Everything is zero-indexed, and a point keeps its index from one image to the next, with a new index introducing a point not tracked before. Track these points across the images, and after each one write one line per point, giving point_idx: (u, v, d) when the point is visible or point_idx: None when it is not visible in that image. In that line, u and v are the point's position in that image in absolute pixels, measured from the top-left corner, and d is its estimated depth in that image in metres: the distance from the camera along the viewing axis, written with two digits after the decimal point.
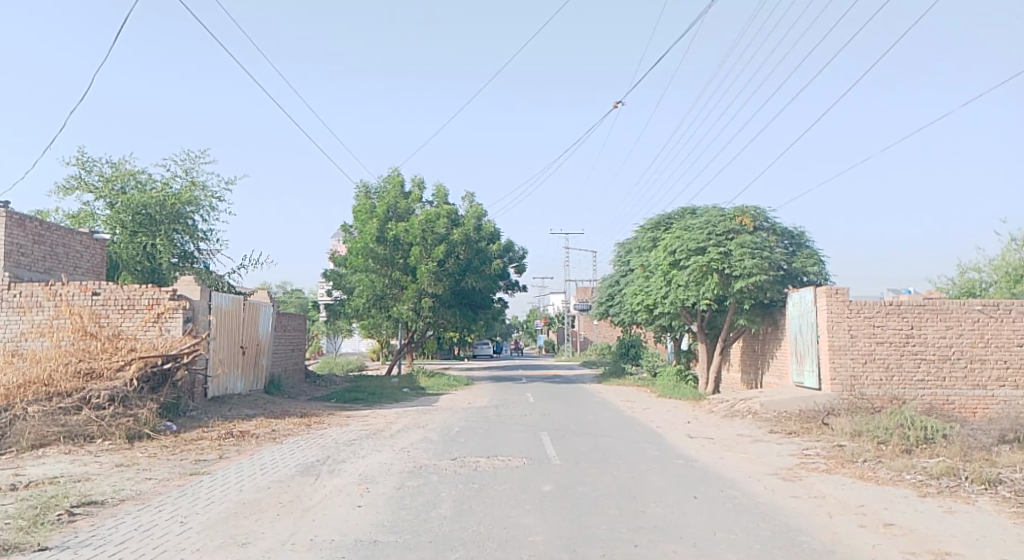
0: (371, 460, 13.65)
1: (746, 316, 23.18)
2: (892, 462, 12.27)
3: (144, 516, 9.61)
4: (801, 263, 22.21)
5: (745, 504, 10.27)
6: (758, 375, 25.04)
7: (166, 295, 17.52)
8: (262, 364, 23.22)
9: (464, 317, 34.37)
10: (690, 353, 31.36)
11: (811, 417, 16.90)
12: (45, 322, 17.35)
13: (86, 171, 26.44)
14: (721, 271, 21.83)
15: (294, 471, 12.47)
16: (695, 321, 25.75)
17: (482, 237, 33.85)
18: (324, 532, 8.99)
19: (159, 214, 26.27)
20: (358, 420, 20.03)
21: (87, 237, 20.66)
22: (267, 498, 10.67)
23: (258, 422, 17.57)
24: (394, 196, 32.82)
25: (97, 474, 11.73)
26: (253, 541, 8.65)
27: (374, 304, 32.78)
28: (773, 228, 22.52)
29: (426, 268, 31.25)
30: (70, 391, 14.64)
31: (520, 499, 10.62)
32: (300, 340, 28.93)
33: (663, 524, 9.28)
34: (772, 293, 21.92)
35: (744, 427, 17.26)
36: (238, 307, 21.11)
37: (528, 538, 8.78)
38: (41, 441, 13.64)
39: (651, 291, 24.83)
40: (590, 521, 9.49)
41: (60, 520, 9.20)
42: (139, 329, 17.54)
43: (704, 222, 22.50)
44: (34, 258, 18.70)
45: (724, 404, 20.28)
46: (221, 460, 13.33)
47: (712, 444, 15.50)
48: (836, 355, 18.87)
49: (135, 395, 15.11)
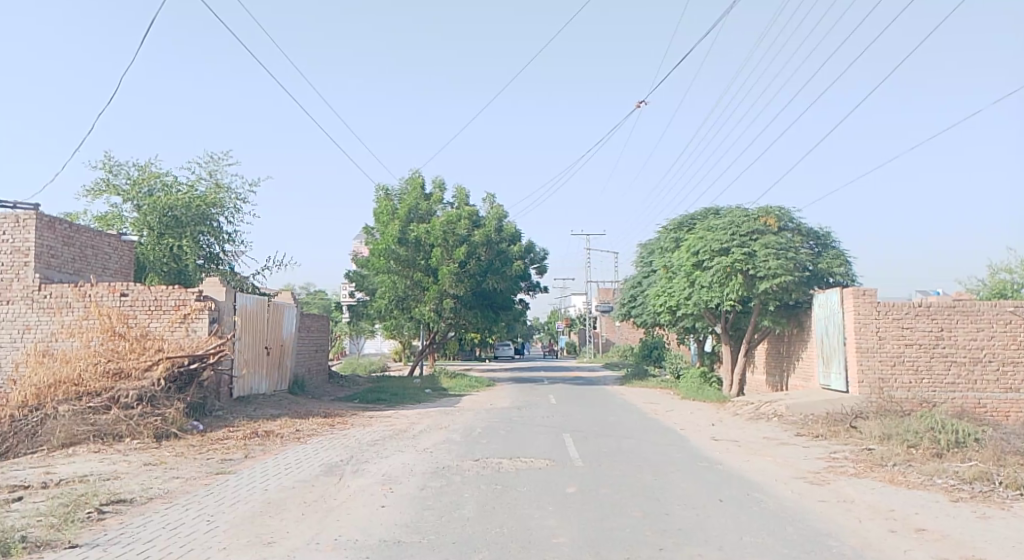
0: (394, 460, 13.67)
1: (771, 317, 22.99)
2: (922, 466, 12.11)
3: (171, 514, 9.69)
4: (827, 264, 21.97)
5: (772, 508, 10.20)
6: (783, 378, 24.82)
7: (192, 296, 17.65)
8: (286, 365, 23.35)
9: (485, 318, 34.35)
10: (713, 354, 31.19)
11: (839, 420, 16.70)
12: (74, 322, 17.53)
13: (113, 174, 26.71)
14: (746, 272, 21.68)
15: (319, 471, 12.52)
16: (718, 323, 25.56)
17: (503, 238, 33.83)
18: (348, 532, 9.00)
19: (185, 217, 26.48)
20: (380, 420, 20.08)
21: (115, 239, 20.78)
22: (291, 497, 10.71)
23: (282, 422, 17.66)
24: (416, 198, 32.94)
25: (125, 473, 11.83)
26: (279, 539, 8.69)
27: (397, 305, 32.94)
28: (797, 228, 22.36)
29: (447, 269, 31.27)
30: (99, 391, 14.84)
31: (545, 501, 10.62)
32: (324, 340, 29.07)
33: (690, 528, 9.23)
34: (798, 294, 21.73)
35: (770, 429, 17.11)
36: (263, 308, 21.23)
37: (551, 539, 8.78)
38: (71, 441, 13.87)
39: (674, 292, 24.70)
40: (615, 523, 9.46)
41: (90, 517, 9.29)
42: (166, 330, 17.68)
43: (727, 222, 22.34)
44: (64, 260, 18.83)
45: (749, 406, 20.12)
46: (246, 459, 13.42)
47: (736, 447, 15.39)
48: (863, 358, 18.67)
49: (163, 395, 15.19)
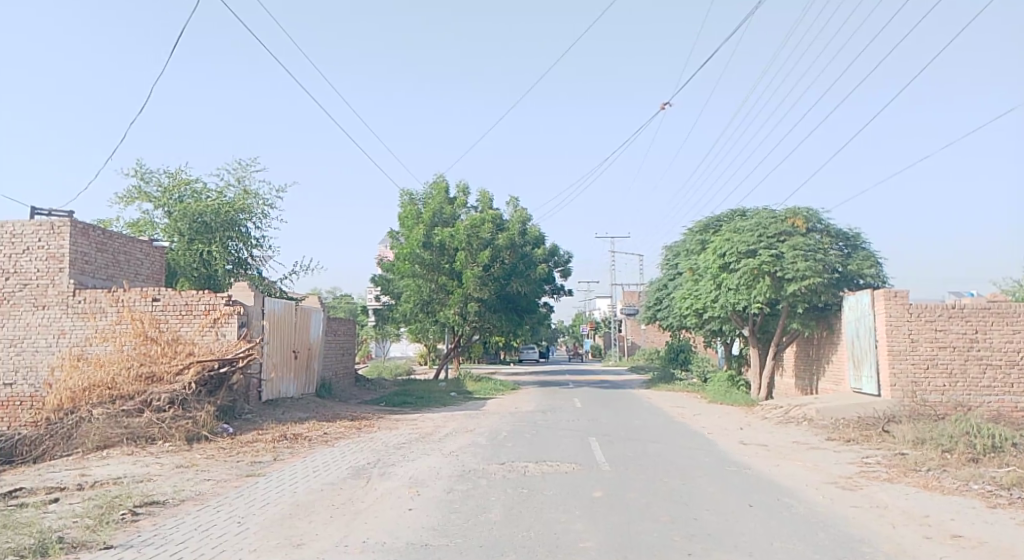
0: (421, 464, 13.69)
1: (800, 320, 22.80)
2: (957, 471, 11.94)
3: (203, 516, 9.77)
4: (857, 266, 21.69)
5: (803, 513, 10.10)
6: (813, 381, 24.62)
7: (221, 300, 17.82)
8: (313, 368, 23.52)
9: (510, 322, 34.34)
10: (741, 358, 31.00)
11: (871, 424, 16.52)
12: (108, 327, 17.75)
13: (145, 182, 27.01)
14: (774, 274, 21.54)
15: (347, 474, 12.57)
16: (746, 326, 25.39)
17: (527, 242, 33.83)
18: (376, 535, 9.03)
19: (214, 223, 26.71)
20: (406, 424, 20.13)
21: (147, 245, 21.00)
22: (319, 500, 10.77)
23: (310, 425, 17.76)
24: (440, 202, 33.04)
25: (158, 475, 11.95)
26: (308, 542, 8.74)
27: (421, 309, 33.04)
28: (826, 229, 22.06)
29: (472, 273, 31.32)
30: (132, 394, 15.09)
31: (571, 504, 10.60)
32: (351, 344, 29.23)
33: (718, 533, 9.16)
34: (827, 296, 21.54)
35: (799, 434, 16.96)
36: (290, 312, 21.37)
37: (578, 544, 8.75)
38: (105, 444, 14.19)
39: (700, 295, 24.56)
40: (642, 528, 9.42)
41: (124, 519, 9.39)
42: (196, 334, 17.84)
43: (754, 223, 22.19)
44: (97, 266, 19.05)
45: (778, 410, 19.97)
46: (275, 462, 13.50)
47: (766, 452, 15.26)
48: (896, 361, 18.45)
49: (194, 399, 15.31)
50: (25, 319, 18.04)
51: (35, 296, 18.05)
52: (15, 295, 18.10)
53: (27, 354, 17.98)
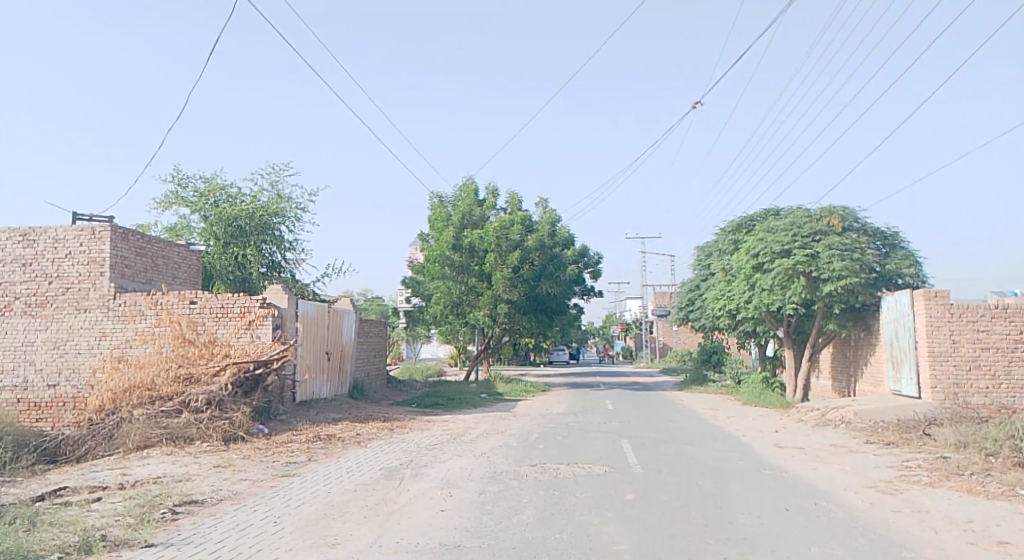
0: (453, 465, 13.70)
1: (836, 321, 22.50)
2: (1001, 476, 11.71)
3: (240, 515, 9.85)
4: (895, 265, 21.36)
5: (841, 517, 9.96)
6: (850, 383, 24.32)
7: (256, 303, 17.97)
8: (346, 370, 23.66)
9: (540, 324, 34.28)
10: (776, 359, 30.69)
11: (911, 427, 16.27)
12: (147, 329, 17.98)
13: (181, 187, 27.34)
14: (809, 274, 21.30)
15: (380, 475, 12.61)
16: (780, 327, 25.13)
17: (556, 243, 33.71)
18: (410, 536, 9.05)
19: (249, 227, 27.00)
20: (438, 424, 20.17)
21: (184, 249, 21.23)
22: (353, 500, 10.81)
23: (343, 426, 17.86)
24: (469, 204, 33.10)
25: (196, 474, 12.08)
26: (343, 541, 8.77)
27: (451, 311, 33.07)
28: (863, 228, 21.79)
29: (501, 274, 31.32)
30: (171, 395, 15.26)
31: (604, 507, 10.53)
32: (382, 345, 29.36)
33: (755, 537, 9.06)
34: (864, 296, 21.25)
35: (837, 437, 16.73)
36: (323, 314, 21.52)
37: (611, 547, 8.70)
38: (145, 443, 14.46)
39: (734, 295, 24.36)
40: (677, 531, 9.34)
41: (164, 517, 9.49)
42: (232, 336, 18.01)
43: (788, 222, 21.97)
44: (136, 270, 19.30)
45: (814, 413, 19.73)
46: (309, 462, 13.58)
47: (802, 455, 15.08)
48: (936, 362, 18.15)
49: (230, 400, 15.44)
50: (67, 322, 18.30)
51: (77, 300, 18.31)
52: (57, 298, 18.37)
53: (70, 356, 18.24)
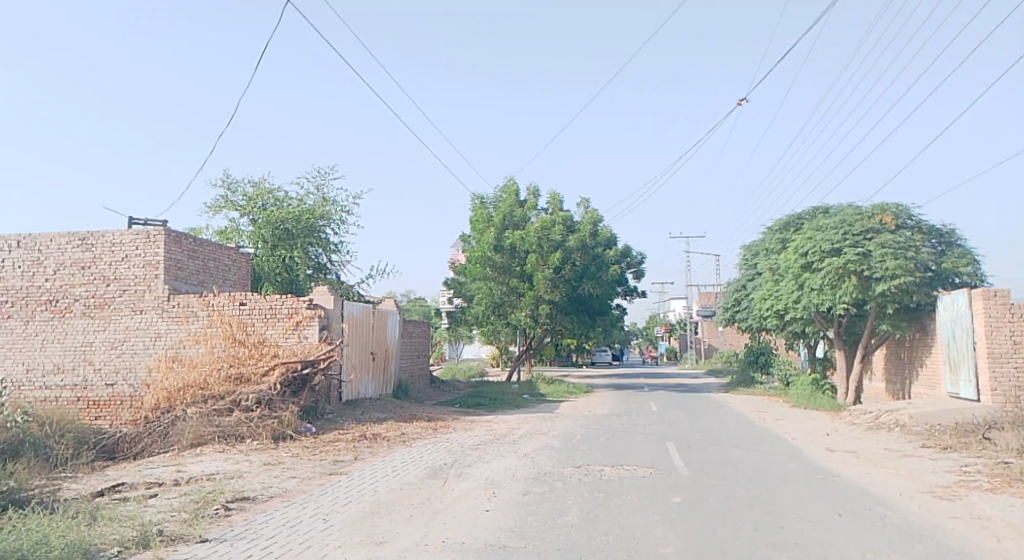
0: (497, 465, 13.67)
1: (890, 321, 22.02)
2: None
3: (290, 512, 9.92)
4: (952, 264, 20.86)
5: (896, 523, 9.72)
6: (905, 385, 23.82)
7: (303, 304, 18.12)
8: (390, 369, 23.78)
9: (582, 324, 34.13)
10: (826, 361, 30.18)
11: (969, 431, 15.86)
12: (200, 330, 18.26)
13: (231, 192, 27.71)
14: (861, 273, 20.89)
15: (425, 474, 12.62)
16: (830, 327, 24.69)
17: (598, 243, 33.47)
18: (455, 535, 9.02)
19: (296, 229, 27.26)
20: (481, 425, 20.15)
21: (234, 251, 21.48)
22: (399, 499, 10.83)
23: (388, 426, 17.93)
24: (510, 205, 33.12)
25: (247, 472, 12.21)
26: (390, 540, 8.78)
27: (493, 311, 33.06)
28: (918, 225, 21.37)
29: (542, 275, 31.24)
30: (223, 394, 15.47)
31: (649, 509, 10.41)
32: (426, 346, 29.46)
33: (806, 542, 8.87)
34: (919, 296, 20.80)
35: (891, 440, 16.37)
36: (368, 315, 21.63)
37: (658, 550, 8.58)
38: (198, 441, 14.63)
39: (782, 295, 24.00)
40: (725, 535, 9.19)
41: (218, 513, 9.59)
42: (281, 337, 18.17)
43: (838, 220, 21.60)
44: (189, 272, 19.58)
45: (867, 416, 19.34)
46: (356, 461, 13.64)
47: (855, 459, 14.77)
48: (996, 364, 17.68)
49: (279, 399, 15.57)
50: (124, 322, 18.65)
51: (133, 301, 18.65)
52: (114, 300, 18.73)
53: (127, 356, 18.59)
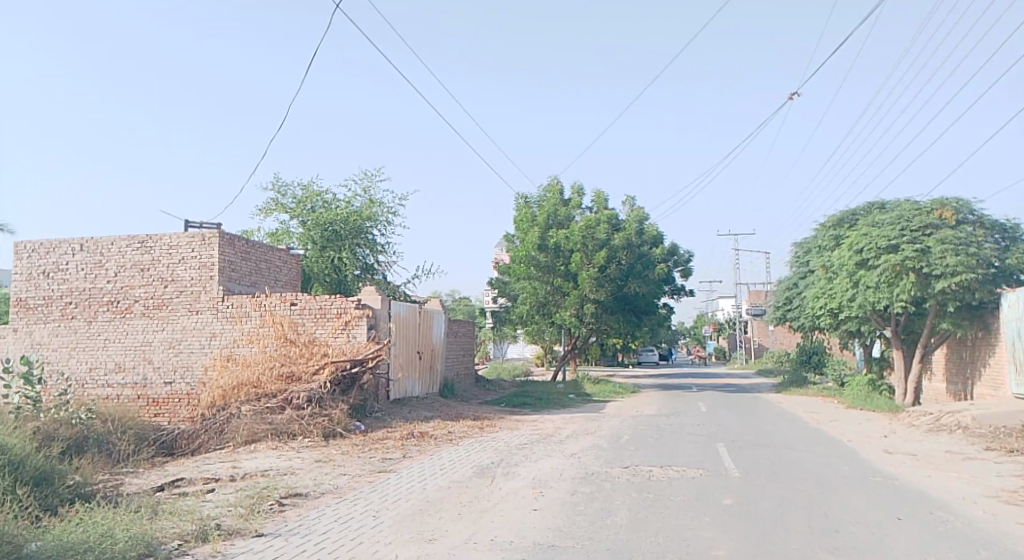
0: (544, 464, 13.55)
1: (950, 319, 21.40)
2: None
3: (341, 509, 9.91)
4: (1016, 260, 20.23)
5: (960, 528, 9.39)
6: (967, 386, 23.16)
7: (352, 304, 18.19)
8: (436, 369, 23.78)
9: (628, 323, 33.84)
10: (882, 360, 29.50)
11: None
12: (252, 329, 18.44)
13: (281, 195, 28.02)
14: (919, 270, 20.34)
15: (472, 473, 12.54)
16: (887, 326, 24.11)
17: (644, 241, 33.14)
18: (503, 534, 8.93)
19: (344, 230, 27.45)
20: (527, 424, 20.04)
21: (285, 252, 21.66)
22: (448, 497, 10.77)
23: (435, 424, 17.91)
24: (555, 203, 32.94)
25: (299, 469, 12.26)
26: (439, 537, 8.71)
27: (538, 310, 32.95)
28: (980, 220, 20.79)
29: (587, 274, 31.05)
30: (275, 393, 15.59)
31: (699, 511, 10.20)
32: (472, 345, 29.46)
33: (865, 546, 8.61)
34: (982, 292, 20.21)
35: (951, 443, 15.90)
36: (415, 314, 21.66)
37: (710, 552, 8.39)
38: (252, 438, 14.76)
39: (835, 293, 23.50)
40: (779, 538, 8.96)
41: (272, 509, 9.62)
42: (330, 336, 18.27)
43: (895, 216, 21.08)
44: (243, 273, 19.78)
45: (926, 418, 18.82)
46: (405, 459, 13.63)
47: (914, 461, 14.36)
48: None
49: (329, 397, 15.65)
50: (180, 322, 18.92)
51: (189, 302, 18.90)
52: (171, 300, 19.00)
53: (183, 355, 18.85)
